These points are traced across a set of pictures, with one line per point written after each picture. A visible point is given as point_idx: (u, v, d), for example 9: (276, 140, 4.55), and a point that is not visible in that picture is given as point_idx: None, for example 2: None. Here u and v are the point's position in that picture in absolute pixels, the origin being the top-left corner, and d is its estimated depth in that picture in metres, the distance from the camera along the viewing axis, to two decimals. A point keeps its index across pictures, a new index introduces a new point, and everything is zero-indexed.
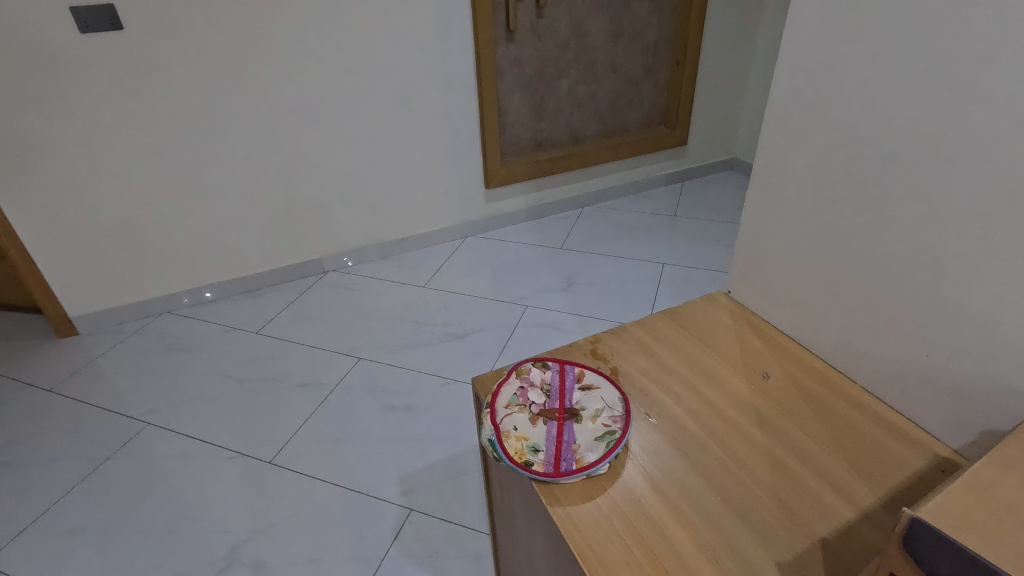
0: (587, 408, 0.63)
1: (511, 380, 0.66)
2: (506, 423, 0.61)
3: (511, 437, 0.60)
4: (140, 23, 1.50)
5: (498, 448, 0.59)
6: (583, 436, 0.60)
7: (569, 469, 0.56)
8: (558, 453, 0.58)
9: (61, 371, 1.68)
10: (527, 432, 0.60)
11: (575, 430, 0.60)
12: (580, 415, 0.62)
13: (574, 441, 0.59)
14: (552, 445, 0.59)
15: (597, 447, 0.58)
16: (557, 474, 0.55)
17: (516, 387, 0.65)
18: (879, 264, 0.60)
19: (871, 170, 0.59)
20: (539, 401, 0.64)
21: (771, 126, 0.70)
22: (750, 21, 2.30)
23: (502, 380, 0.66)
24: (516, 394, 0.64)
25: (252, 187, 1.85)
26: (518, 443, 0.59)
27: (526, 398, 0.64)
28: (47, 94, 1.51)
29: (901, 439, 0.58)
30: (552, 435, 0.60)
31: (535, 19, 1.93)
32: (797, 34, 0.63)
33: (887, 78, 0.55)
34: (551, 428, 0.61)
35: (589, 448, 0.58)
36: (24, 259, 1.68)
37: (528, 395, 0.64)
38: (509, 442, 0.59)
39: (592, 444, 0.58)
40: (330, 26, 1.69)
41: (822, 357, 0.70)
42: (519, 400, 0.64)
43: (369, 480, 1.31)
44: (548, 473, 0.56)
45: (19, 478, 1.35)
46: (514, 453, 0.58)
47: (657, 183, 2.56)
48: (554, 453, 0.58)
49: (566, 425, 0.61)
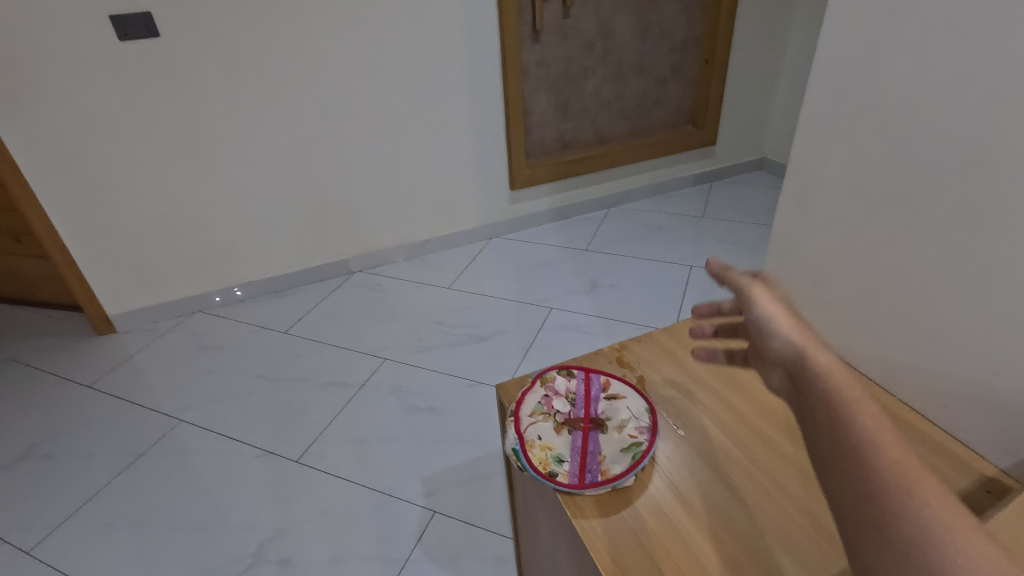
0: (614, 419, 0.62)
1: (536, 388, 0.65)
2: (530, 432, 0.61)
3: (536, 447, 0.59)
4: (175, 30, 1.54)
5: (522, 458, 0.58)
6: (609, 447, 0.59)
7: (594, 482, 0.55)
8: (583, 464, 0.57)
9: (99, 367, 1.74)
10: (551, 442, 0.60)
11: (601, 440, 0.60)
12: (606, 426, 0.61)
13: (600, 452, 0.58)
14: (578, 456, 0.58)
15: (623, 459, 0.57)
16: (582, 486, 0.55)
17: (540, 395, 0.65)
18: (920, 273, 0.58)
19: (910, 175, 0.57)
20: (564, 410, 0.63)
21: (804, 129, 0.68)
22: (782, 16, 2.24)
23: (526, 388, 0.66)
24: (540, 403, 0.64)
25: (282, 189, 1.88)
26: (542, 453, 0.58)
27: (551, 406, 0.63)
28: (87, 100, 1.56)
29: (943, 457, 0.56)
30: (578, 445, 0.59)
31: (561, 19, 1.92)
32: (831, 34, 0.61)
33: (929, 79, 0.53)
34: (577, 438, 0.60)
35: (616, 460, 0.57)
36: (66, 259, 1.75)
37: (552, 404, 0.64)
38: (533, 452, 0.59)
39: (618, 456, 0.58)
40: (358, 30, 1.71)
41: (858, 369, 0.67)
42: (543, 409, 0.63)
43: (393, 481, 1.31)
44: (573, 485, 0.55)
45: (59, 470, 1.40)
46: (538, 463, 0.57)
47: (685, 184, 2.52)
48: (579, 465, 0.57)
49: (591, 435, 0.60)
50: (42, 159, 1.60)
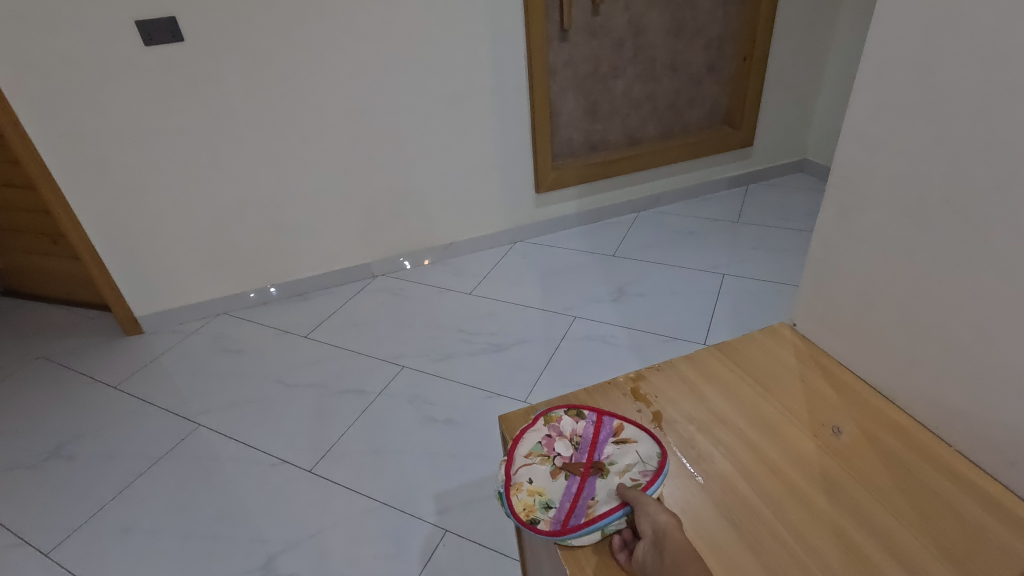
0: (615, 463, 0.56)
1: (538, 426, 0.61)
2: (522, 475, 0.57)
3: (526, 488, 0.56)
4: (199, 33, 1.54)
5: (507, 502, 0.55)
6: (604, 492, 0.54)
7: (575, 528, 0.51)
8: (570, 510, 0.53)
9: (126, 367, 1.77)
10: (542, 486, 0.56)
11: (597, 486, 0.55)
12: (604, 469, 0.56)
13: (592, 498, 0.54)
14: (566, 499, 0.54)
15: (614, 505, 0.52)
16: (563, 533, 0.51)
17: (542, 435, 0.60)
18: (984, 308, 0.50)
19: (976, 196, 0.49)
20: (565, 453, 0.58)
21: (847, 139, 0.60)
22: (827, 10, 2.12)
23: (528, 425, 0.62)
24: (540, 443, 0.60)
25: (305, 192, 1.87)
26: (529, 495, 0.55)
27: (551, 449, 0.59)
28: (116, 105, 1.58)
29: (1008, 524, 0.48)
30: (570, 490, 0.55)
31: (590, 17, 1.85)
32: (882, 31, 0.54)
33: (1000, 87, 0.45)
34: (570, 482, 0.56)
35: (607, 505, 0.53)
36: (96, 261, 1.78)
37: (554, 446, 0.59)
38: (520, 496, 0.55)
39: (609, 502, 0.53)
40: (380, 30, 1.67)
41: (907, 411, 0.59)
42: (543, 450, 0.59)
43: (406, 495, 1.28)
44: (554, 532, 0.51)
45: (83, 471, 1.42)
46: (522, 509, 0.54)
47: (719, 187, 2.41)
48: (564, 509, 0.53)
49: (586, 478, 0.56)
50: (73, 163, 1.64)
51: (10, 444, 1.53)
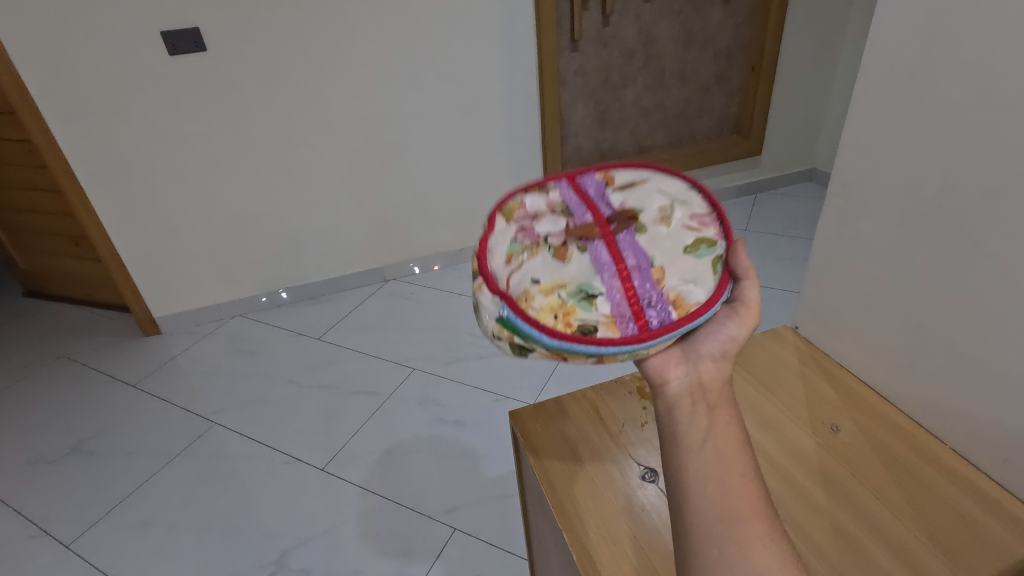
0: (652, 217, 0.49)
1: (501, 226, 0.51)
2: (521, 281, 0.47)
3: (544, 296, 0.46)
4: (222, 44, 1.60)
5: (523, 325, 0.45)
6: (662, 253, 0.48)
7: (664, 331, 0.45)
8: (633, 298, 0.46)
9: (144, 367, 1.81)
10: (558, 280, 0.47)
11: (644, 247, 0.48)
12: (642, 228, 0.49)
13: (652, 265, 0.47)
14: (621, 289, 0.46)
15: (697, 278, 0.47)
16: (647, 338, 0.45)
17: (512, 233, 0.50)
18: (976, 310, 0.52)
19: (968, 203, 0.51)
20: (559, 230, 0.50)
21: (846, 147, 0.63)
22: (836, 21, 2.14)
23: (487, 230, 0.51)
24: (515, 241, 0.50)
25: (319, 198, 1.91)
26: (561, 303, 0.46)
27: (537, 235, 0.49)
28: (140, 112, 1.64)
29: (999, 517, 0.50)
30: (609, 272, 0.47)
31: (600, 27, 1.89)
32: (880, 45, 0.56)
33: (989, 99, 0.47)
34: (604, 257, 0.47)
35: (682, 281, 0.47)
36: (117, 263, 1.84)
37: (537, 230, 0.50)
38: (535, 309, 0.46)
39: (685, 272, 0.47)
40: (396, 41, 1.72)
41: (904, 411, 0.61)
42: (524, 245, 0.49)
43: (416, 494, 1.30)
44: (634, 338, 0.45)
45: (102, 467, 1.46)
46: (558, 325, 0.45)
47: (728, 195, 2.43)
48: (631, 308, 0.46)
49: (635, 251, 0.48)
50: (98, 168, 1.69)
51: (33, 439, 1.58)
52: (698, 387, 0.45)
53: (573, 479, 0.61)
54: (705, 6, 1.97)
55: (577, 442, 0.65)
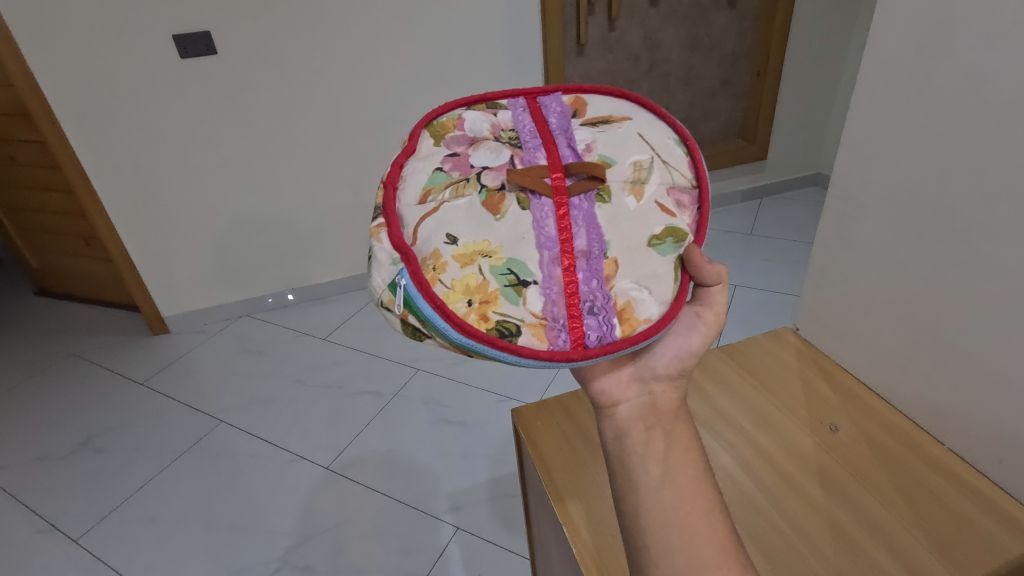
0: (619, 182, 0.44)
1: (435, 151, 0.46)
2: (436, 239, 0.42)
3: (461, 267, 0.41)
4: (232, 48, 1.62)
5: (428, 302, 0.40)
6: (619, 237, 0.43)
7: (599, 350, 0.41)
8: (573, 299, 0.41)
9: (153, 365, 1.83)
10: (482, 251, 0.41)
11: (601, 226, 0.42)
12: (604, 197, 0.43)
13: (605, 255, 0.42)
14: (563, 282, 0.41)
15: (652, 284, 0.43)
16: (578, 354, 0.41)
17: (442, 159, 0.45)
18: (973, 312, 0.53)
19: (965, 205, 0.52)
20: (498, 167, 0.44)
21: (846, 151, 0.64)
22: (842, 26, 2.14)
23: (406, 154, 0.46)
24: (441, 173, 0.45)
25: (327, 200, 1.93)
26: (481, 282, 0.41)
27: (471, 171, 0.44)
28: (151, 114, 1.67)
29: (994, 516, 0.51)
30: (551, 256, 0.42)
31: (606, 32, 1.90)
32: (879, 50, 0.57)
33: (983, 104, 0.48)
34: (548, 232, 0.42)
35: (636, 285, 0.42)
36: (127, 263, 1.87)
37: (475, 166, 0.44)
38: (443, 288, 0.41)
39: (639, 275, 0.42)
40: (404, 45, 1.73)
41: (901, 412, 0.62)
42: (452, 181, 0.44)
43: (420, 493, 1.31)
44: (564, 352, 0.40)
45: (110, 463, 1.48)
46: (472, 316, 0.40)
47: (733, 199, 2.43)
48: (567, 315, 0.41)
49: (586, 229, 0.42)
50: (110, 168, 1.72)
51: (43, 435, 1.60)
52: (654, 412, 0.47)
53: (572, 476, 0.62)
54: (710, 11, 1.98)
55: (575, 440, 0.66)
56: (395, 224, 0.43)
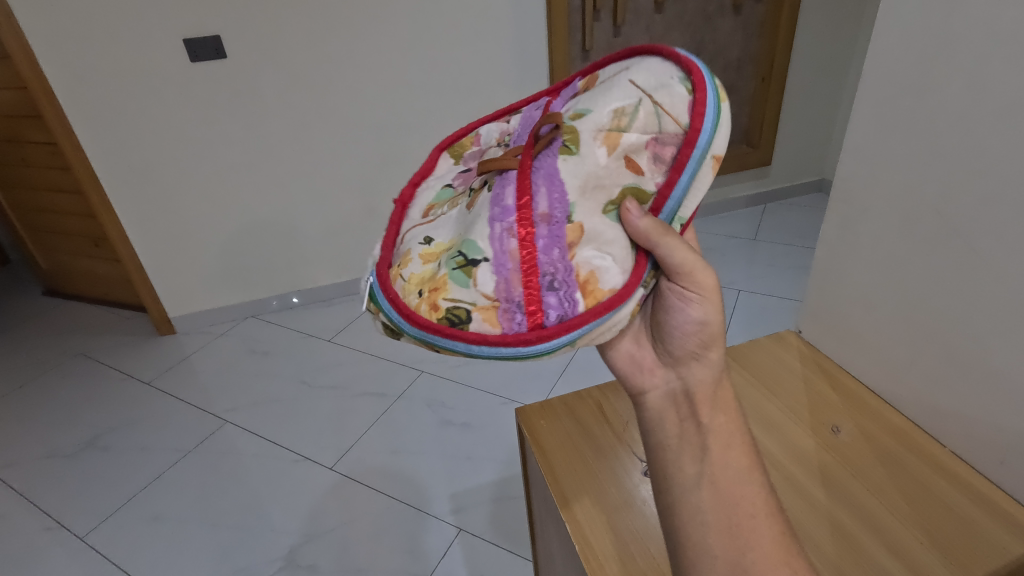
0: (590, 131, 0.40)
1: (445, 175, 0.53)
2: (411, 246, 0.46)
3: (424, 264, 0.44)
4: (241, 51, 1.64)
5: (390, 301, 0.43)
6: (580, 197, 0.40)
7: (552, 330, 0.39)
8: (524, 272, 0.39)
9: (159, 365, 1.85)
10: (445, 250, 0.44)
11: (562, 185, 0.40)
12: (570, 148, 0.40)
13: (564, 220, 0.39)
14: (517, 255, 0.39)
15: (617, 250, 0.40)
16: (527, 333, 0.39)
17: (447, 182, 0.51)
18: (973, 313, 0.53)
19: (966, 209, 0.52)
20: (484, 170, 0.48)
21: (848, 154, 0.64)
22: (847, 33, 2.15)
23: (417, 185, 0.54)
24: (442, 192, 0.50)
25: (333, 203, 1.95)
26: (435, 273, 0.42)
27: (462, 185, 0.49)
28: (161, 117, 1.69)
29: (996, 518, 0.51)
30: (504, 229, 0.40)
31: (611, 38, 1.92)
32: (881, 55, 0.58)
33: (983, 107, 0.49)
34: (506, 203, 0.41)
35: (597, 254, 0.39)
36: (135, 263, 1.89)
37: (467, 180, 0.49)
38: (406, 286, 0.43)
39: (603, 241, 0.39)
40: (411, 49, 1.75)
41: (904, 414, 0.62)
42: (446, 198, 0.49)
43: (423, 495, 1.32)
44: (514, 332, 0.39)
45: (116, 462, 1.50)
46: (425, 305, 0.41)
47: (738, 205, 2.44)
48: (523, 293, 0.39)
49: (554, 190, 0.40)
50: (120, 170, 1.74)
51: (50, 433, 1.61)
52: (686, 401, 0.47)
53: (576, 475, 0.62)
54: (715, 17, 1.99)
55: (579, 440, 0.67)
56: (393, 236, 0.49)
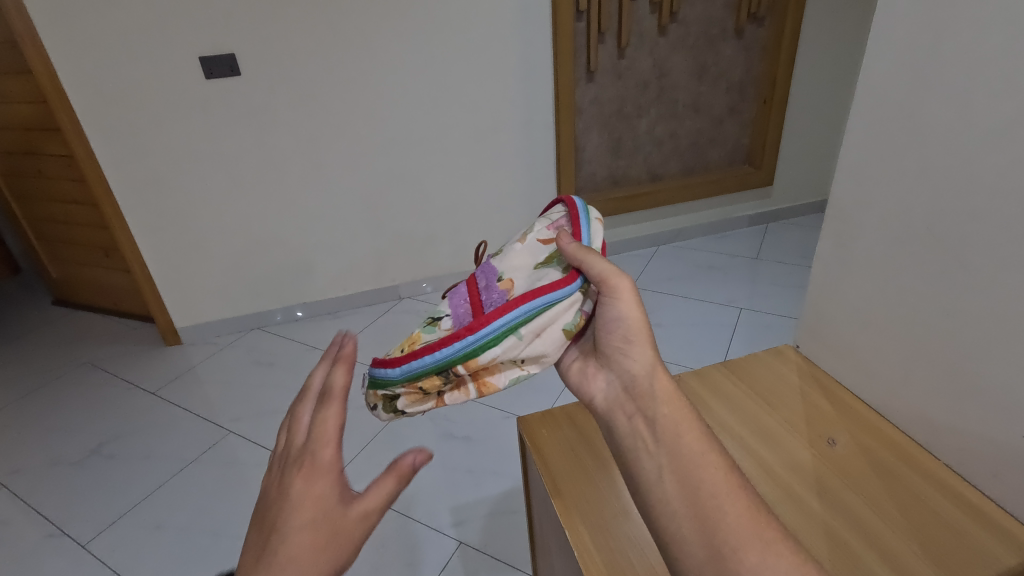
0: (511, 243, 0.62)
1: None
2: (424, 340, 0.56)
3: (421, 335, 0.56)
4: (255, 69, 1.69)
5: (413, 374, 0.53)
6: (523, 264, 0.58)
7: (497, 314, 0.51)
8: (469, 308, 0.55)
9: (165, 375, 1.86)
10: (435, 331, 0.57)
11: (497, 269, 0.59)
12: (498, 253, 0.61)
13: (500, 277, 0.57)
14: (469, 303, 0.56)
15: (539, 277, 0.55)
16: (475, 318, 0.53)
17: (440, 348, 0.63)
18: (960, 330, 0.55)
19: (954, 226, 0.54)
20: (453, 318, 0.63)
21: (842, 175, 0.67)
22: (848, 57, 2.19)
23: None
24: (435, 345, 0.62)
25: (340, 217, 1.97)
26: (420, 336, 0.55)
27: None
28: (176, 132, 1.73)
29: (988, 528, 0.52)
30: (462, 302, 0.56)
31: (616, 59, 1.96)
32: (872, 80, 0.60)
33: (971, 131, 0.51)
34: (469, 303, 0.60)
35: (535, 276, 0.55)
36: (144, 274, 1.92)
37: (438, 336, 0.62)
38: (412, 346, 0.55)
39: (530, 278, 0.56)
40: (420, 69, 1.79)
41: (901, 428, 0.64)
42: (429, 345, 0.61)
43: (424, 507, 1.32)
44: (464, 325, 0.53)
45: (119, 471, 1.50)
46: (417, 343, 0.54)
47: (740, 224, 2.46)
48: (471, 310, 0.55)
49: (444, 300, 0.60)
50: (132, 183, 1.78)
51: (55, 441, 1.62)
52: (630, 398, 0.48)
53: (576, 483, 0.64)
54: (717, 41, 2.04)
55: (580, 449, 0.68)
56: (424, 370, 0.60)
